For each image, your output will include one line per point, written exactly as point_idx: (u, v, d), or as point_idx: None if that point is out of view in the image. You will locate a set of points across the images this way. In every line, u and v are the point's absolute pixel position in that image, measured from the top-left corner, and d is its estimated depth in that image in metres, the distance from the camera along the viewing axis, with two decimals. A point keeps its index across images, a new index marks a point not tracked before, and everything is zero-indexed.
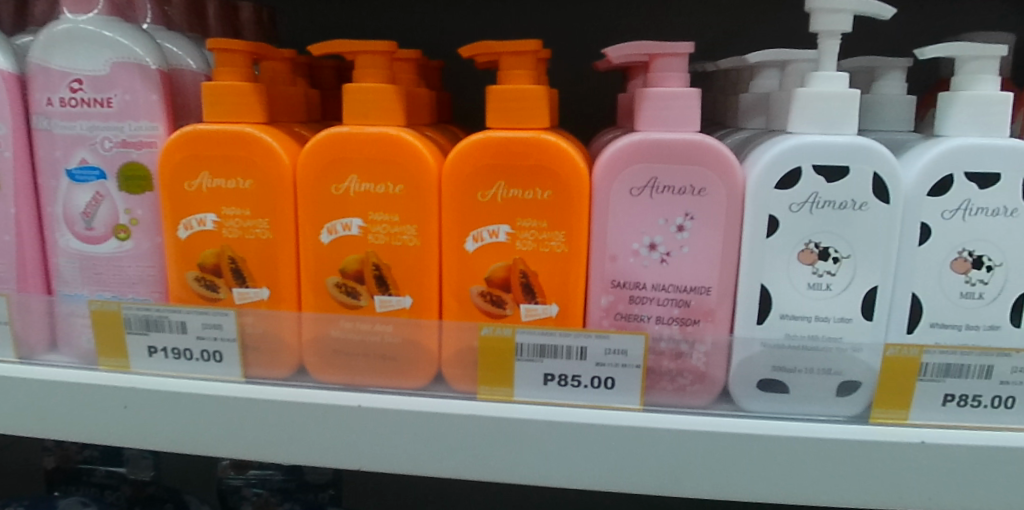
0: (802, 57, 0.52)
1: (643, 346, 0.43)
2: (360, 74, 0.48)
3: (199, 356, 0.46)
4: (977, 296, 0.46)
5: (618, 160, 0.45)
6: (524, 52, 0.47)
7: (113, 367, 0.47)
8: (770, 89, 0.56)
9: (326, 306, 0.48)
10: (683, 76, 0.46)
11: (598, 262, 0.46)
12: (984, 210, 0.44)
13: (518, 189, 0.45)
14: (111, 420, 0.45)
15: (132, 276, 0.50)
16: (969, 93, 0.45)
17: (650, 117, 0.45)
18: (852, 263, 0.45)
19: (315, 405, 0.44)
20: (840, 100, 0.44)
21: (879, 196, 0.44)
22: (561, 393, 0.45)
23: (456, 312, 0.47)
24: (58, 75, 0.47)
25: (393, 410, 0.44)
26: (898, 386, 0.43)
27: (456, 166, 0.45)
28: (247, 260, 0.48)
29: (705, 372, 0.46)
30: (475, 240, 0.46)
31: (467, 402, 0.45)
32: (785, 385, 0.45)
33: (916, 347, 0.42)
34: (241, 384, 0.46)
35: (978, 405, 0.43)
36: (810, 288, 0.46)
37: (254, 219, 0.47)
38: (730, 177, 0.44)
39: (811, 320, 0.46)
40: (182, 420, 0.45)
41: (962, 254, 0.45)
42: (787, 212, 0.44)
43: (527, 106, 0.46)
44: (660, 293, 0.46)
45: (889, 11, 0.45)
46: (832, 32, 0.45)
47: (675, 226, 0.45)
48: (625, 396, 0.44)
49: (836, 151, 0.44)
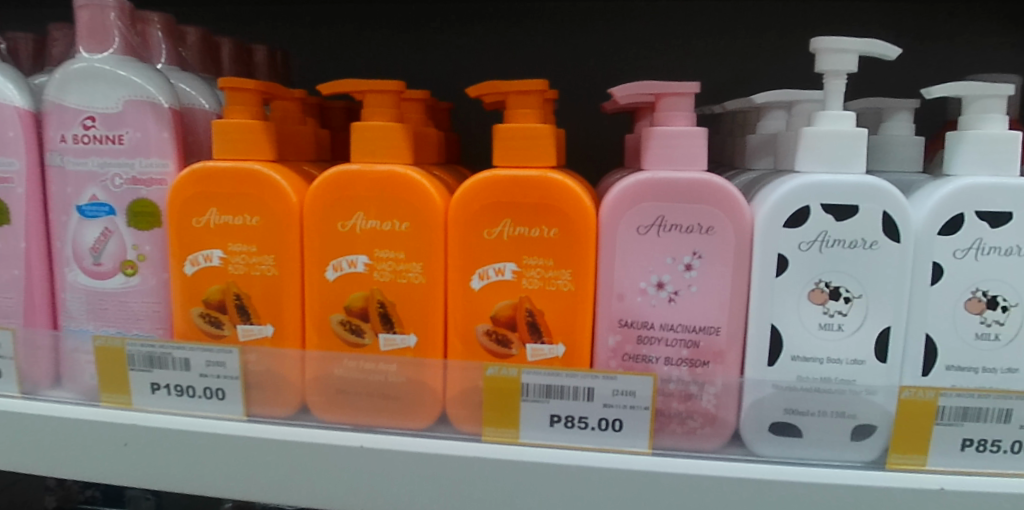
0: (808, 97, 0.52)
1: (652, 388, 0.43)
2: (368, 112, 0.48)
3: (201, 394, 0.46)
4: (993, 338, 0.45)
5: (626, 199, 0.44)
6: (531, 91, 0.47)
7: (116, 404, 0.46)
8: (777, 130, 0.55)
9: (330, 344, 0.48)
10: (690, 115, 0.46)
11: (605, 301, 0.46)
12: (997, 249, 0.44)
13: (525, 227, 0.45)
14: (111, 458, 0.45)
15: (137, 312, 0.49)
16: (977, 132, 0.45)
17: (655, 156, 0.45)
18: (863, 303, 0.44)
19: (319, 445, 0.43)
20: (848, 140, 0.44)
21: (889, 235, 0.44)
22: (567, 435, 0.44)
23: (461, 352, 0.47)
24: (72, 113, 0.48)
25: (398, 451, 0.43)
26: (914, 430, 0.42)
27: (463, 203, 0.45)
28: (252, 297, 0.48)
29: (715, 415, 0.45)
30: (482, 277, 0.46)
31: (471, 444, 0.44)
32: (798, 429, 0.44)
33: (932, 389, 0.42)
34: (243, 423, 0.45)
35: (998, 450, 0.42)
36: (821, 328, 0.45)
37: (260, 255, 0.47)
38: (738, 216, 0.44)
39: (823, 362, 0.45)
40: (182, 459, 0.44)
41: (976, 294, 0.44)
42: (797, 250, 0.44)
43: (534, 144, 0.46)
44: (668, 333, 0.45)
45: (895, 52, 0.44)
46: (838, 72, 0.45)
47: (683, 265, 0.45)
48: (633, 439, 0.43)
49: (845, 191, 0.43)
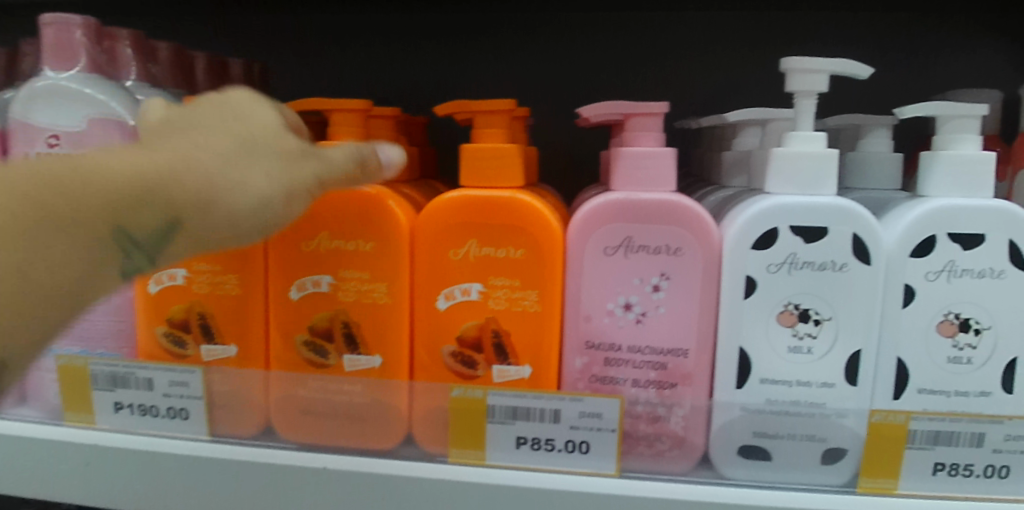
0: (781, 116, 0.51)
1: (619, 410, 0.42)
2: (336, 131, 0.48)
3: (165, 414, 0.45)
4: (966, 361, 0.44)
5: (593, 220, 0.44)
6: (498, 110, 0.46)
7: (80, 422, 0.46)
8: (753, 147, 0.54)
9: (295, 364, 0.47)
10: (659, 135, 0.45)
11: (573, 322, 0.45)
12: (969, 271, 0.43)
13: (491, 247, 0.44)
14: (74, 478, 0.45)
15: (102, 330, 0.49)
16: (951, 153, 0.44)
17: (624, 176, 0.45)
18: (833, 325, 0.44)
19: (283, 466, 0.43)
20: (818, 161, 0.44)
21: (859, 257, 0.43)
22: (533, 456, 0.43)
23: (427, 372, 0.46)
24: (37, 130, 0.47)
25: (362, 473, 0.43)
26: (885, 453, 0.41)
27: (429, 223, 0.45)
28: (216, 316, 0.47)
29: (683, 437, 0.45)
30: (447, 298, 0.45)
31: (437, 465, 0.44)
32: (767, 452, 0.44)
33: (903, 413, 0.41)
34: (207, 443, 0.45)
35: (971, 474, 0.42)
36: (790, 351, 0.44)
37: (224, 274, 0.47)
38: (706, 237, 0.43)
39: (792, 385, 0.45)
40: (145, 480, 0.44)
41: (949, 317, 0.44)
42: (765, 272, 0.43)
43: (501, 164, 0.45)
44: (636, 355, 0.45)
45: (867, 72, 0.44)
46: (809, 92, 0.44)
47: (651, 286, 0.44)
48: (600, 461, 0.43)
49: (814, 214, 0.43)
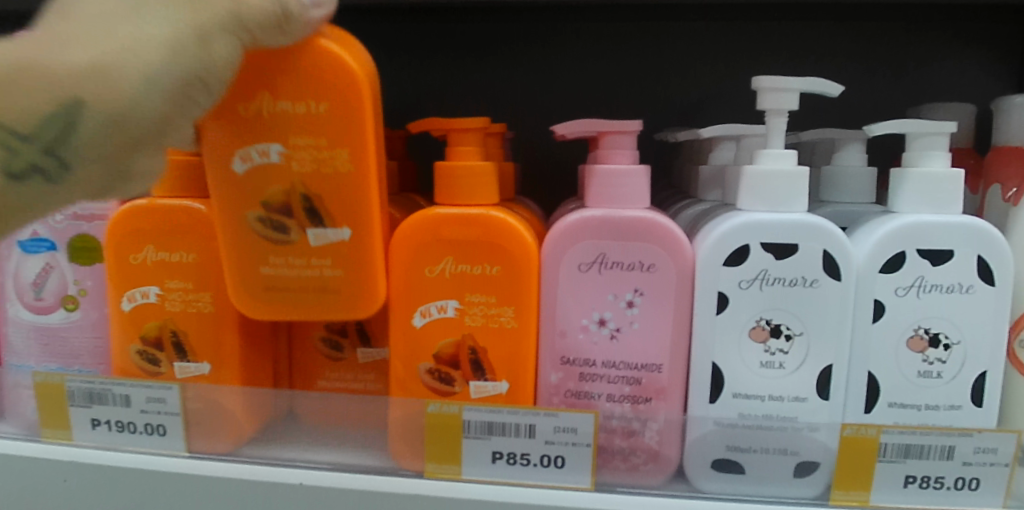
0: (753, 131, 0.52)
1: (593, 424, 0.43)
2: None
3: (142, 430, 0.46)
4: (936, 375, 0.45)
5: (567, 236, 0.44)
6: (471, 128, 0.47)
7: (57, 439, 0.46)
8: (728, 161, 0.55)
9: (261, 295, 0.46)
10: (633, 153, 0.46)
11: (548, 338, 0.46)
12: (938, 286, 0.44)
13: (466, 264, 0.45)
14: (51, 496, 0.45)
15: (78, 348, 0.50)
16: (920, 170, 0.45)
17: (597, 194, 0.45)
18: (804, 340, 0.44)
19: (260, 482, 0.43)
20: (788, 179, 0.44)
21: (830, 273, 0.44)
22: (509, 471, 0.43)
23: (403, 388, 0.47)
24: None
25: (339, 488, 0.43)
26: (856, 466, 0.42)
27: (404, 240, 0.45)
28: (190, 335, 0.48)
29: (658, 451, 0.45)
30: (423, 315, 0.45)
31: (413, 480, 0.44)
32: (741, 466, 0.44)
33: (875, 426, 0.42)
34: (184, 460, 0.45)
35: (941, 487, 0.42)
36: (762, 366, 0.45)
37: (197, 292, 0.47)
38: (678, 254, 0.44)
39: (764, 400, 0.45)
40: (122, 496, 0.44)
41: (918, 332, 0.45)
42: (737, 288, 0.44)
43: (475, 181, 0.46)
44: (611, 371, 0.45)
45: (836, 90, 0.44)
46: (779, 110, 0.45)
47: (625, 302, 0.45)
48: (576, 475, 0.43)
49: (783, 232, 0.43)
